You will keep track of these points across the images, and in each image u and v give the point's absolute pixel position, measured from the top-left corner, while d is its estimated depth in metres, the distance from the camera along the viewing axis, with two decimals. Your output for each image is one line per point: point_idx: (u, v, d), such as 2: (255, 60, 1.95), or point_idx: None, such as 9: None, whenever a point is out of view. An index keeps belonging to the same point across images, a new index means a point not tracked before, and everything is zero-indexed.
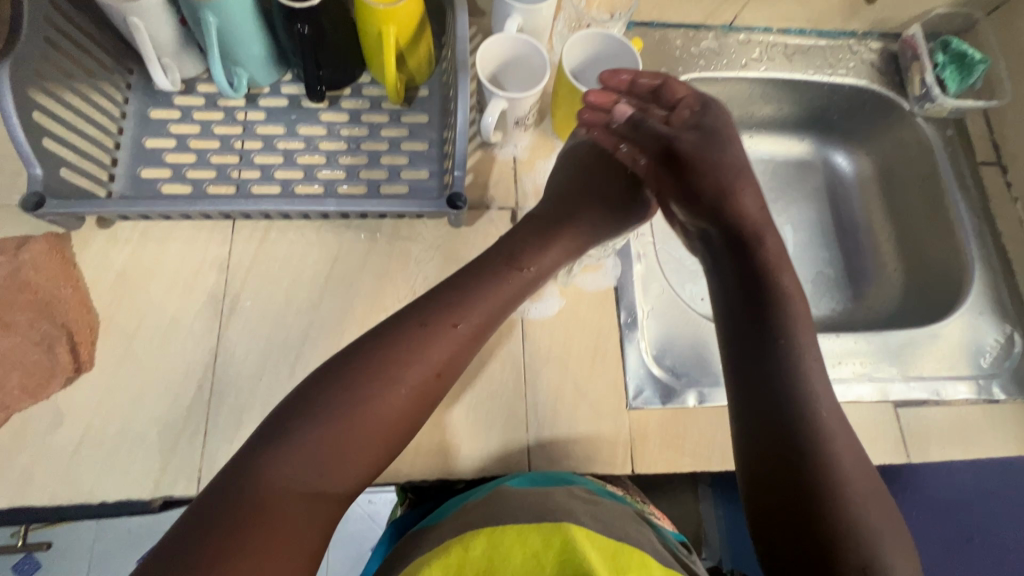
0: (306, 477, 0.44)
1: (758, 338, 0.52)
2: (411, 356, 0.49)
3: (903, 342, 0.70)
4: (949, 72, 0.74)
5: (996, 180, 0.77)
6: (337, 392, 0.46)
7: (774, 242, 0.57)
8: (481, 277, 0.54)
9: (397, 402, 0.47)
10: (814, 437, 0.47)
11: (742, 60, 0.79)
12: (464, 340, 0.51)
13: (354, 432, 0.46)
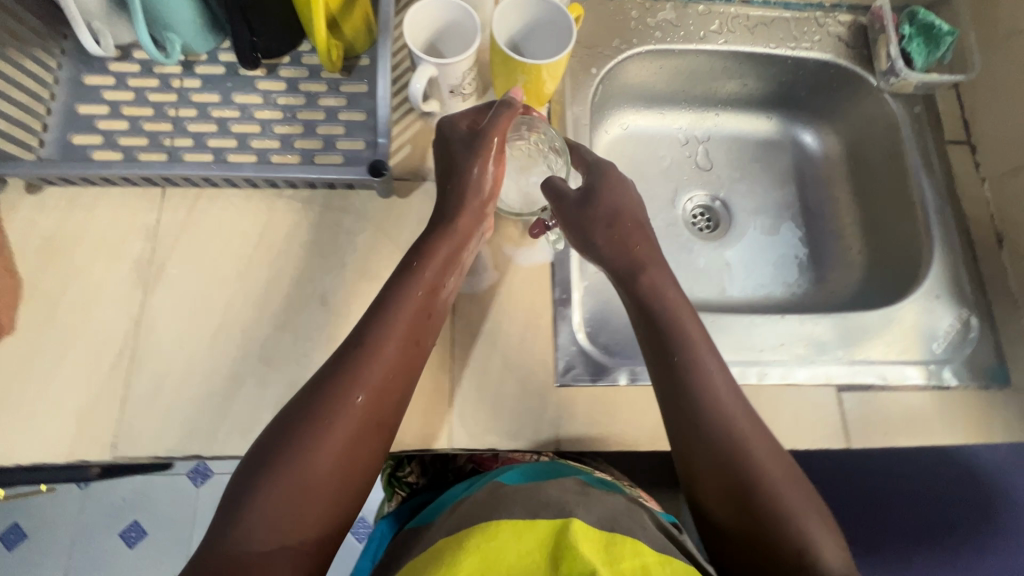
0: (273, 527, 0.43)
1: (662, 377, 0.53)
2: (339, 386, 0.47)
3: (856, 325, 0.67)
4: (915, 45, 0.71)
5: (965, 161, 0.73)
6: (281, 437, 0.45)
7: (655, 277, 0.56)
8: (400, 303, 0.51)
9: (340, 428, 0.46)
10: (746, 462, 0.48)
11: (700, 32, 0.75)
12: (390, 358, 0.49)
13: (311, 468, 0.44)
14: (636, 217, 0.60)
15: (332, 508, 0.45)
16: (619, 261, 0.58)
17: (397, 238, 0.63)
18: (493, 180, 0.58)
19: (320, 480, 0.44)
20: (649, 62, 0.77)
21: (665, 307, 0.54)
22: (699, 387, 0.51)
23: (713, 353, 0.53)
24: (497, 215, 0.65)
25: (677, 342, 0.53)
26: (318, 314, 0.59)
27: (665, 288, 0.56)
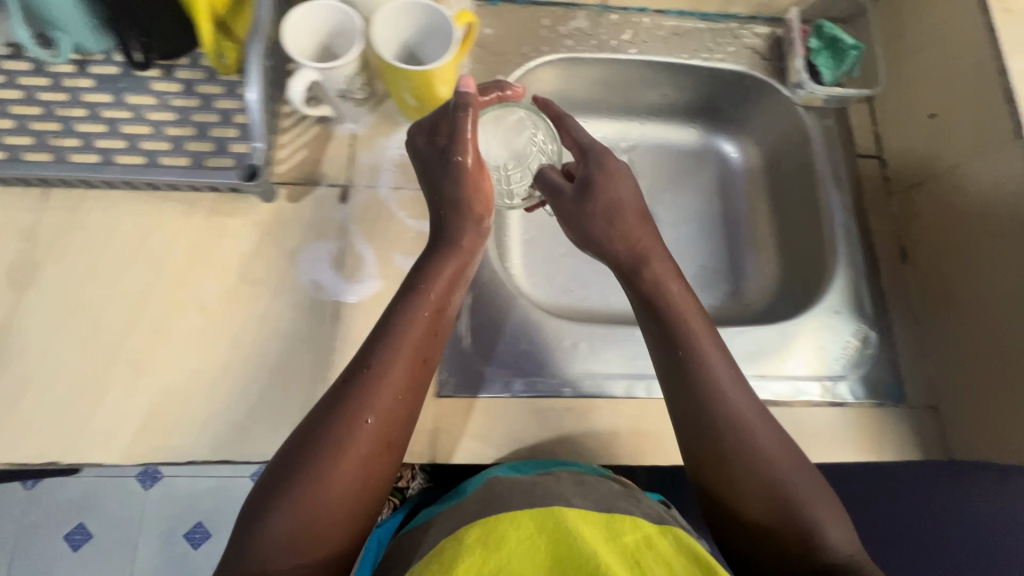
0: (290, 553, 0.41)
1: (676, 395, 0.50)
2: (350, 412, 0.44)
3: (754, 338, 0.66)
4: (822, 58, 0.71)
5: (874, 174, 0.72)
6: (293, 463, 0.43)
7: (658, 269, 0.54)
8: (408, 325, 0.48)
9: (354, 453, 0.44)
10: (766, 475, 0.46)
11: (613, 41, 0.75)
12: (399, 380, 0.47)
13: (327, 497, 0.42)
14: (641, 209, 0.56)
15: (351, 531, 0.44)
16: (625, 261, 0.55)
17: (284, 243, 0.62)
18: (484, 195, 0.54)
19: (336, 506, 0.43)
20: (561, 71, 0.76)
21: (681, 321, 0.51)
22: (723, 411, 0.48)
23: (717, 347, 0.51)
24: (389, 222, 0.64)
25: (694, 363, 0.50)
26: (196, 319, 0.59)
27: (679, 300, 0.52)
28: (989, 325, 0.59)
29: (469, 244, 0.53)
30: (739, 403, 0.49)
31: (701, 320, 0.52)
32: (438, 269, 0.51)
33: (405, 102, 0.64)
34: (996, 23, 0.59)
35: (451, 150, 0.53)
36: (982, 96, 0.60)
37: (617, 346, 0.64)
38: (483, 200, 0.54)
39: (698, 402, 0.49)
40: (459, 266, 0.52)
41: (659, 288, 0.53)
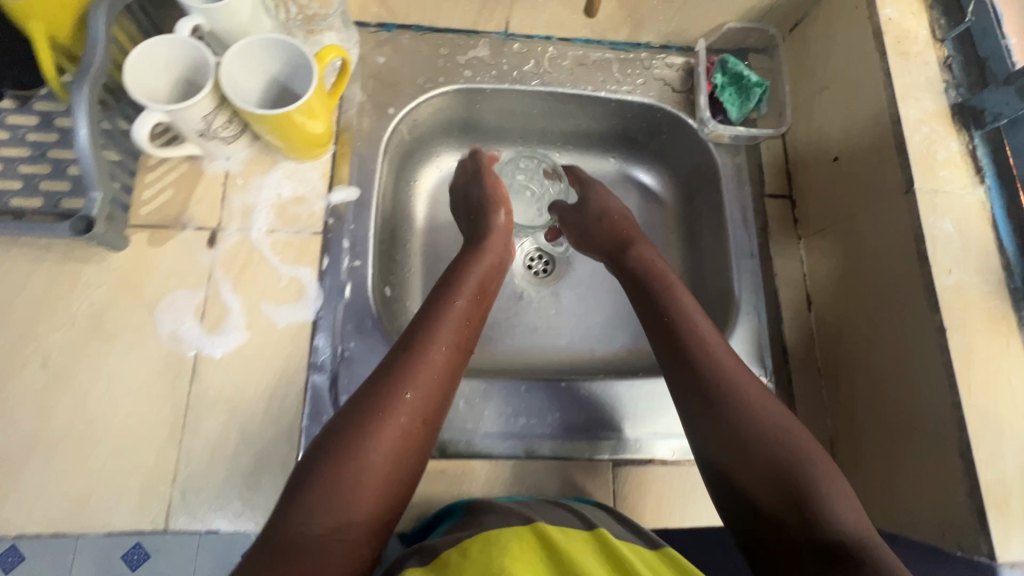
0: (323, 514, 0.41)
1: (683, 375, 0.54)
2: (394, 381, 0.47)
3: (648, 392, 0.62)
4: (726, 95, 0.68)
5: (783, 216, 0.70)
6: (337, 428, 0.45)
7: (647, 253, 0.66)
8: (448, 312, 0.54)
9: (399, 415, 0.46)
10: (777, 442, 0.48)
11: (515, 72, 0.71)
12: (441, 360, 0.50)
13: (367, 453, 0.43)
14: (624, 217, 0.71)
15: (378, 508, 0.43)
16: (611, 247, 0.69)
17: (143, 292, 0.58)
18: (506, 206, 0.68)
19: (376, 471, 0.43)
20: (460, 101, 0.72)
21: (690, 316, 0.57)
22: (732, 390, 0.51)
23: (712, 330, 0.56)
24: (262, 269, 0.60)
25: (703, 351, 0.54)
26: (40, 376, 0.55)
27: (684, 299, 0.59)
28: (877, 387, 0.56)
29: (500, 249, 0.63)
30: (749, 385, 0.51)
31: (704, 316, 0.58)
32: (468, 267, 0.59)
33: (280, 142, 0.60)
34: (892, 68, 0.56)
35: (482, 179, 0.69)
36: (880, 147, 0.57)
37: (505, 400, 0.60)
38: (507, 212, 0.67)
39: (710, 383, 0.52)
40: (496, 268, 0.62)
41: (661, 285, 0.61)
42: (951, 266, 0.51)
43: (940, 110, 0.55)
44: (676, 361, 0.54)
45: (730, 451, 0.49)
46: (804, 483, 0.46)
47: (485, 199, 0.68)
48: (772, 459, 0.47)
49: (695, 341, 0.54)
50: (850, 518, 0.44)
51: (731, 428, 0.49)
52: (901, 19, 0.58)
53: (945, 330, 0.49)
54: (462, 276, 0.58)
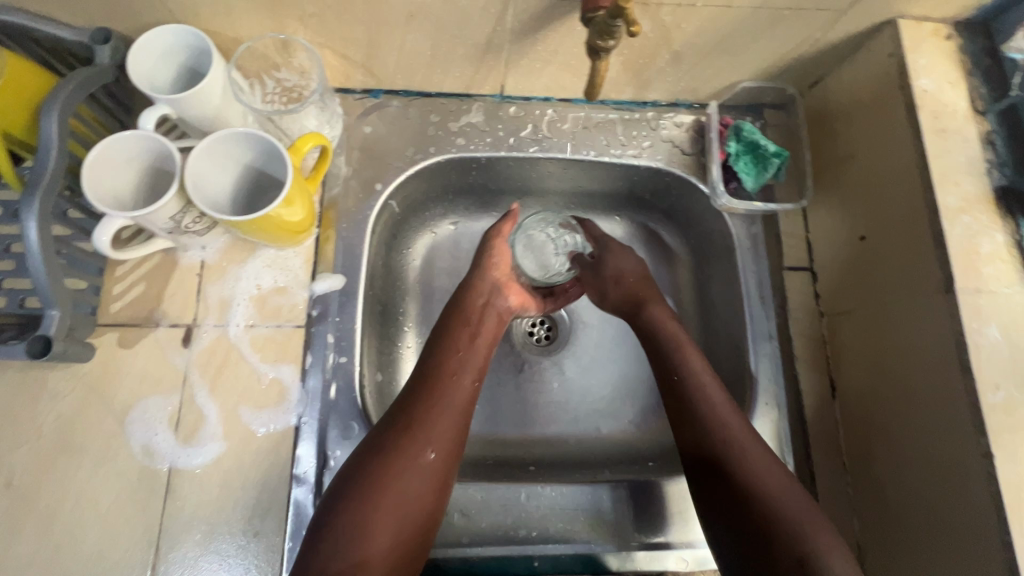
0: (342, 558, 0.43)
1: (681, 427, 0.53)
2: (417, 428, 0.49)
3: (657, 495, 0.57)
4: (742, 164, 0.63)
5: (804, 292, 0.63)
6: (351, 480, 0.47)
7: (657, 312, 0.61)
8: (452, 359, 0.55)
9: (417, 458, 0.48)
10: (768, 509, 0.46)
11: (511, 138, 0.66)
12: (451, 407, 0.52)
13: (387, 494, 0.46)
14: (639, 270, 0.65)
15: (390, 562, 0.45)
16: (626, 308, 0.63)
17: (112, 400, 0.54)
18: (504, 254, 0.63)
19: (386, 523, 0.45)
20: (454, 169, 0.68)
21: (689, 364, 0.56)
22: (732, 443, 0.50)
23: (712, 379, 0.55)
24: (240, 369, 0.56)
25: (702, 401, 0.53)
26: (1, 499, 0.51)
27: (685, 345, 0.58)
28: (912, 501, 0.51)
29: (496, 291, 0.62)
30: (748, 437, 0.51)
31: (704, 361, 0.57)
32: (482, 305, 0.60)
33: (261, 237, 0.55)
34: (929, 148, 0.51)
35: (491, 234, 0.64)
36: (913, 234, 0.52)
37: (503, 510, 0.56)
38: (502, 265, 0.63)
39: (704, 441, 0.51)
40: (498, 313, 0.61)
41: (659, 328, 0.60)
42: (998, 381, 0.45)
43: (983, 194, 0.50)
44: (673, 413, 0.55)
45: (731, 508, 0.48)
46: (806, 539, 0.44)
47: (490, 252, 0.63)
48: (772, 515, 0.46)
49: (693, 392, 0.54)
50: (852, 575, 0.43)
51: (729, 483, 0.49)
52: (937, 90, 0.52)
53: (993, 457, 0.44)
54: (462, 322, 0.58)
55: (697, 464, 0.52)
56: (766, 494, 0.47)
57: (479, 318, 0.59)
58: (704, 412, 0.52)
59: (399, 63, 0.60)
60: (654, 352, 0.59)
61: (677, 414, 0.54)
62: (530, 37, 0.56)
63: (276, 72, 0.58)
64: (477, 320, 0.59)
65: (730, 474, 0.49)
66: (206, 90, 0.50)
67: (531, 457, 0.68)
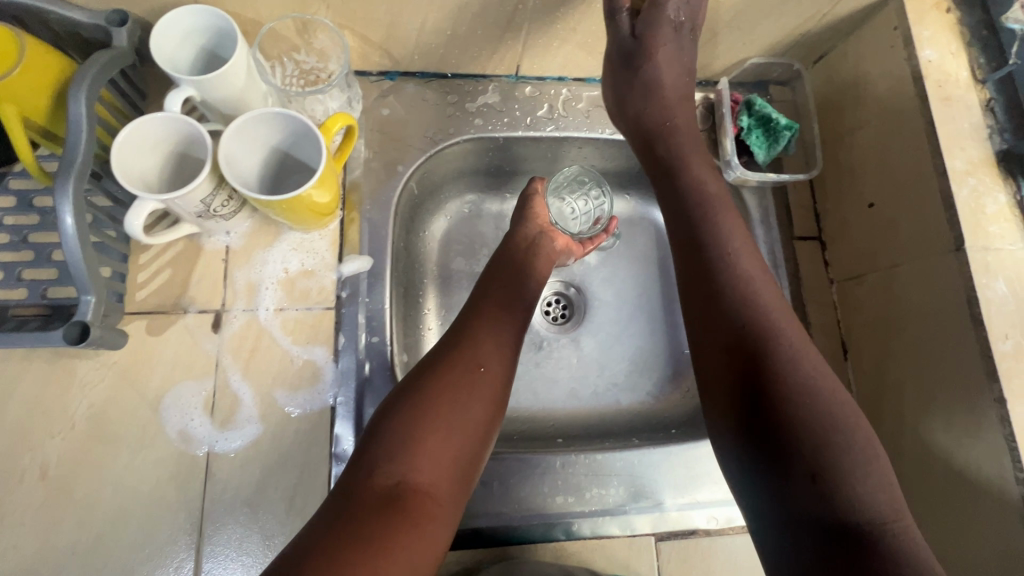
0: (399, 461, 0.45)
1: (705, 308, 0.51)
2: (470, 353, 0.53)
3: (684, 458, 0.59)
4: (754, 137, 0.64)
5: (814, 260, 0.66)
6: (407, 395, 0.49)
7: (665, 151, 0.59)
8: (500, 289, 0.59)
9: (469, 375, 0.51)
10: (797, 391, 0.45)
11: (528, 118, 0.67)
12: (498, 336, 0.55)
13: (441, 405, 0.48)
14: (679, 90, 0.60)
15: (445, 471, 0.46)
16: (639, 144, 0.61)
17: (145, 387, 0.53)
18: (542, 209, 0.67)
19: (441, 434, 0.47)
20: (473, 150, 0.69)
21: (744, 276, 0.51)
22: (775, 359, 0.46)
23: (752, 259, 0.52)
24: (273, 352, 0.56)
25: (751, 317, 0.49)
26: (37, 491, 0.50)
27: (737, 257, 0.52)
28: (927, 450, 0.54)
29: (541, 235, 0.65)
30: (800, 357, 0.46)
31: (762, 274, 0.52)
32: (532, 252, 0.63)
33: (308, 219, 0.56)
34: (936, 116, 0.53)
35: (527, 193, 0.68)
36: (921, 197, 0.54)
37: (539, 480, 0.58)
38: (543, 213, 0.67)
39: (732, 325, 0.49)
40: (545, 253, 0.64)
41: (709, 230, 0.53)
42: (1007, 331, 0.48)
43: (986, 158, 0.53)
44: (709, 320, 0.50)
45: (755, 416, 0.45)
46: (832, 455, 0.42)
47: (530, 206, 0.67)
48: (812, 425, 0.43)
49: (741, 305, 0.49)
50: (870, 498, 0.41)
51: (762, 394, 0.45)
52: (940, 61, 0.55)
53: (1006, 402, 0.47)
54: (506, 263, 0.62)
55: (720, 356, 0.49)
56: (795, 372, 0.45)
57: (523, 256, 0.63)
58: (748, 327, 0.48)
59: (418, 43, 0.60)
60: (690, 239, 0.54)
61: (713, 323, 0.50)
62: (550, 15, 0.57)
63: (295, 54, 0.58)
64: (518, 263, 0.62)
65: (767, 385, 0.45)
66: (232, 71, 0.50)
67: (557, 430, 0.70)
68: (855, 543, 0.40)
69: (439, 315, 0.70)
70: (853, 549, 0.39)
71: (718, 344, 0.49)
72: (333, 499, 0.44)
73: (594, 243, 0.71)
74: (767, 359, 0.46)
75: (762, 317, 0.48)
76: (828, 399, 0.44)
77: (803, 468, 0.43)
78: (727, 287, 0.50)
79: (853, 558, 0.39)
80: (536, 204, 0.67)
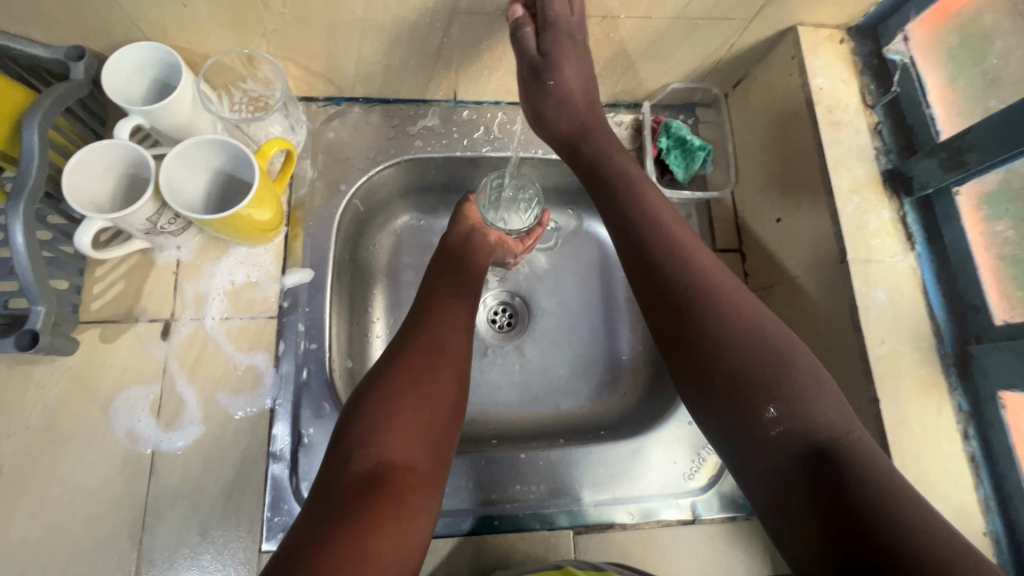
0: (378, 447, 0.47)
1: (642, 276, 0.52)
2: (431, 344, 0.56)
3: (607, 456, 0.63)
4: (672, 158, 0.70)
5: (734, 271, 0.70)
6: (371, 389, 0.52)
7: (591, 145, 0.61)
8: (449, 280, 0.64)
9: (434, 360, 0.54)
10: (742, 334, 0.47)
11: (465, 140, 0.72)
12: (456, 324, 0.59)
13: (414, 390, 0.51)
14: (588, 95, 0.62)
15: (423, 451, 0.49)
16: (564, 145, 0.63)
17: (96, 390, 0.58)
18: (475, 213, 0.72)
19: (415, 417, 0.50)
20: (417, 169, 0.73)
21: (676, 245, 0.53)
22: (712, 312, 0.48)
23: (674, 217, 0.55)
24: (217, 357, 0.60)
25: (689, 276, 0.50)
26: None
27: (669, 226, 0.54)
28: None
29: (474, 231, 0.70)
30: (735, 302, 0.49)
31: (693, 238, 0.54)
32: (471, 250, 0.68)
33: (252, 230, 0.60)
34: (826, 138, 0.58)
35: (462, 200, 0.74)
36: (815, 213, 0.59)
37: (465, 477, 0.62)
38: (477, 215, 0.72)
39: (675, 284, 0.50)
40: (481, 246, 0.69)
41: (643, 207, 0.55)
42: (883, 337, 0.52)
43: (871, 177, 0.58)
44: (651, 285, 0.52)
45: (709, 370, 0.47)
46: (782, 383, 0.45)
47: (467, 211, 0.72)
48: (762, 359, 0.46)
49: (676, 267, 0.51)
50: (824, 413, 0.43)
51: (711, 347, 0.47)
52: (831, 88, 0.60)
53: (880, 402, 0.51)
54: (446, 258, 0.67)
55: (665, 318, 0.50)
56: (732, 316, 0.48)
57: (460, 252, 0.68)
58: (687, 288, 0.50)
59: (357, 73, 0.65)
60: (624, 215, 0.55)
61: (655, 293, 0.51)
62: (474, 47, 0.62)
63: (241, 84, 0.63)
64: (459, 264, 0.66)
65: (708, 335, 0.47)
66: (177, 102, 0.55)
67: (495, 432, 0.73)
68: (822, 457, 0.41)
69: (384, 323, 0.74)
70: (821, 463, 0.41)
71: (659, 306, 0.51)
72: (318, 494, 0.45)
73: (533, 238, 0.75)
74: (707, 311, 0.48)
75: (697, 277, 0.50)
76: (767, 331, 0.47)
77: (760, 402, 0.45)
78: (663, 257, 0.52)
79: (824, 472, 0.41)
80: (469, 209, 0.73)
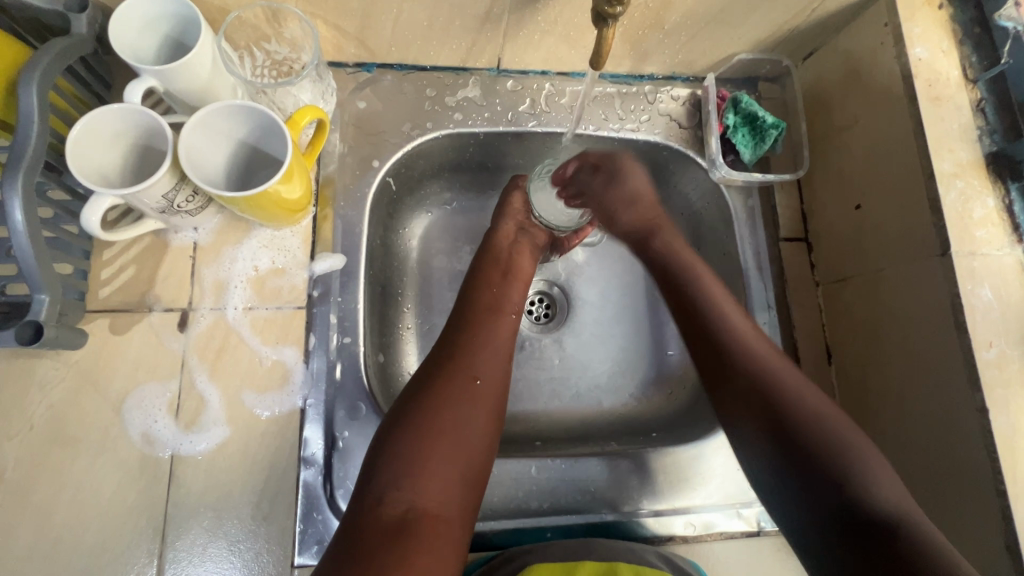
0: (405, 492, 0.42)
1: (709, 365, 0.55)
2: (464, 366, 0.50)
3: (663, 463, 0.59)
4: (740, 136, 0.64)
5: (800, 262, 0.65)
6: (401, 415, 0.46)
7: (665, 232, 0.65)
8: (488, 293, 0.58)
9: (469, 387, 0.49)
10: (812, 425, 0.48)
11: (509, 113, 0.66)
12: (495, 341, 0.54)
13: (443, 425, 0.46)
14: (651, 196, 0.67)
15: (453, 493, 0.44)
16: (633, 229, 0.66)
17: (107, 388, 0.52)
18: (522, 202, 0.67)
19: (445, 454, 0.45)
20: (454, 145, 0.67)
21: (752, 351, 0.54)
22: (786, 412, 0.50)
23: (732, 305, 0.58)
24: (242, 352, 0.54)
25: (761, 380, 0.52)
26: None
27: (741, 339, 0.55)
28: (910, 457, 0.53)
29: (520, 232, 0.65)
30: (802, 401, 0.50)
31: (763, 344, 0.55)
32: (516, 251, 0.63)
33: (286, 216, 0.55)
34: (924, 117, 0.52)
35: (509, 187, 0.67)
36: (908, 200, 0.53)
37: (515, 484, 0.57)
38: (522, 209, 0.66)
39: (740, 384, 0.52)
40: (527, 249, 0.64)
41: (712, 317, 0.57)
42: (991, 339, 0.47)
43: (975, 160, 0.52)
44: (716, 368, 0.55)
45: (780, 452, 0.49)
46: (841, 468, 0.46)
47: (513, 202, 0.66)
48: (828, 457, 0.47)
49: (741, 355, 0.54)
50: (890, 498, 0.44)
51: (793, 441, 0.49)
52: (930, 59, 0.53)
53: (988, 411, 0.46)
54: (489, 261, 0.61)
55: (738, 410, 0.52)
56: (797, 410, 0.49)
57: (506, 253, 0.62)
58: (763, 391, 0.51)
59: (394, 33, 0.58)
60: (682, 308, 0.59)
61: (727, 385, 0.53)
62: (529, 7, 0.55)
63: (265, 44, 0.56)
64: (502, 269, 0.61)
65: (779, 423, 0.49)
66: (197, 60, 0.48)
67: (536, 433, 0.67)
68: (886, 537, 0.42)
69: (414, 313, 0.68)
70: (887, 540, 0.41)
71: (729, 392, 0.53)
72: (339, 541, 0.40)
73: (581, 236, 0.70)
74: (781, 404, 0.50)
75: (757, 381, 0.52)
76: (835, 430, 0.48)
77: (829, 485, 0.46)
78: (731, 352, 0.54)
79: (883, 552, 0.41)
80: (516, 200, 0.67)
